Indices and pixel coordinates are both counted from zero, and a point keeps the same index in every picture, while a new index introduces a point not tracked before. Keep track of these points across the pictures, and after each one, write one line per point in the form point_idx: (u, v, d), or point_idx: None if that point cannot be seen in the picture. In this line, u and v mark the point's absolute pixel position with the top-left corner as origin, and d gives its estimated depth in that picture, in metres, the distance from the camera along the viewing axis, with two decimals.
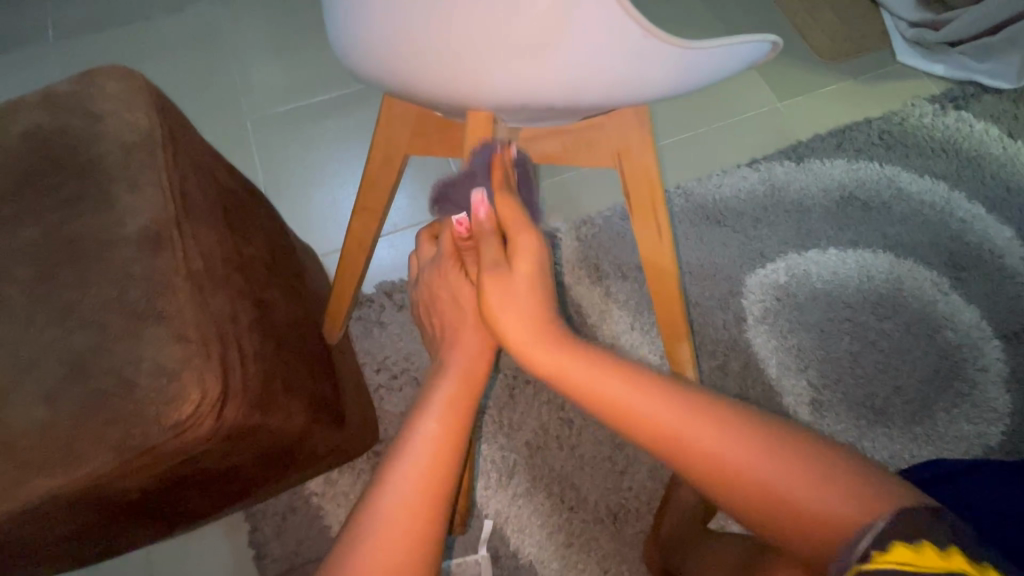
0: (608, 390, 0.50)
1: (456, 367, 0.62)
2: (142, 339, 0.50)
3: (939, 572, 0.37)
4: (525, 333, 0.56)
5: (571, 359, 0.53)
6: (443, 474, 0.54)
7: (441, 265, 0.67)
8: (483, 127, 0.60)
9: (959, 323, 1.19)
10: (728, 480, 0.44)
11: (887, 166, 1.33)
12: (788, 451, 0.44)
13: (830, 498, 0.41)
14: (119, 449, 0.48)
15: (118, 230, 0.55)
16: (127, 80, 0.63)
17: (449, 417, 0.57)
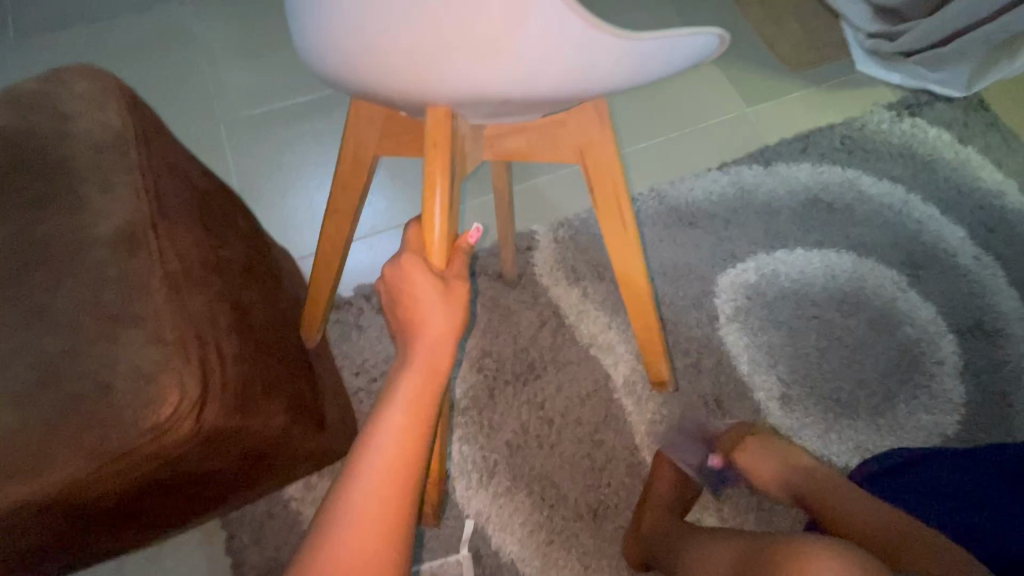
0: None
1: (420, 358, 0.57)
2: (118, 342, 0.50)
3: None
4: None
5: (848, 506, 0.81)
6: (410, 470, 0.52)
7: (403, 257, 0.60)
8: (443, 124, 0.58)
9: (918, 319, 1.25)
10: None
11: (849, 170, 1.39)
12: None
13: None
14: (94, 453, 0.47)
15: (90, 231, 0.54)
16: (99, 80, 0.62)
17: (416, 408, 0.55)
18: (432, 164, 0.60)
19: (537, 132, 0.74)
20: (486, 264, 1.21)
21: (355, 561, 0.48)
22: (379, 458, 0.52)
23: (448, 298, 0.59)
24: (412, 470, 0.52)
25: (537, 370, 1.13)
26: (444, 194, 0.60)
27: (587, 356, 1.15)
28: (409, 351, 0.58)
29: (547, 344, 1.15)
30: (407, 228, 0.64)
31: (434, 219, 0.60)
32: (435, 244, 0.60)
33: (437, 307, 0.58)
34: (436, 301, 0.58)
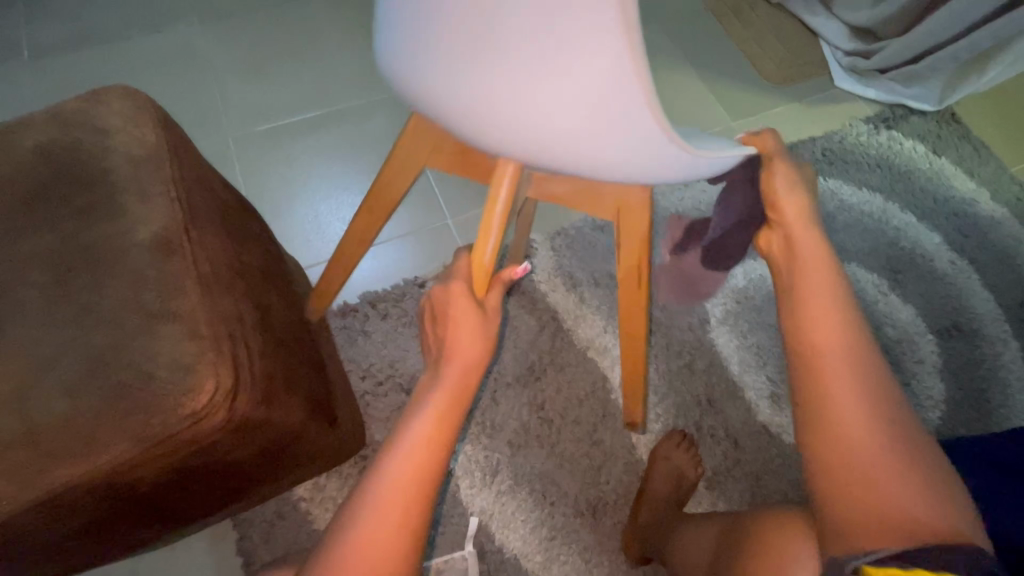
0: (816, 325, 0.56)
1: (451, 376, 0.63)
2: (158, 336, 0.54)
3: None
4: (808, 266, 0.60)
5: (821, 320, 0.56)
6: (425, 480, 0.57)
7: (451, 285, 0.66)
8: (506, 182, 0.61)
9: (898, 320, 1.31)
10: (838, 428, 0.51)
11: (830, 179, 1.46)
12: (889, 445, 0.49)
13: (885, 479, 0.48)
14: (137, 438, 0.51)
15: (130, 237, 0.59)
16: (133, 99, 0.67)
17: (439, 421, 0.60)
18: (490, 211, 0.64)
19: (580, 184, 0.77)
20: None
21: (372, 550, 0.54)
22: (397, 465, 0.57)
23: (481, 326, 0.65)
24: (428, 482, 0.57)
25: (537, 373, 1.18)
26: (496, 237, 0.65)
27: (584, 359, 1.20)
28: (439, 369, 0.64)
29: (547, 348, 1.20)
30: (456, 257, 0.70)
31: (489, 243, 0.65)
32: (485, 264, 0.66)
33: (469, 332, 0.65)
34: (468, 326, 0.65)
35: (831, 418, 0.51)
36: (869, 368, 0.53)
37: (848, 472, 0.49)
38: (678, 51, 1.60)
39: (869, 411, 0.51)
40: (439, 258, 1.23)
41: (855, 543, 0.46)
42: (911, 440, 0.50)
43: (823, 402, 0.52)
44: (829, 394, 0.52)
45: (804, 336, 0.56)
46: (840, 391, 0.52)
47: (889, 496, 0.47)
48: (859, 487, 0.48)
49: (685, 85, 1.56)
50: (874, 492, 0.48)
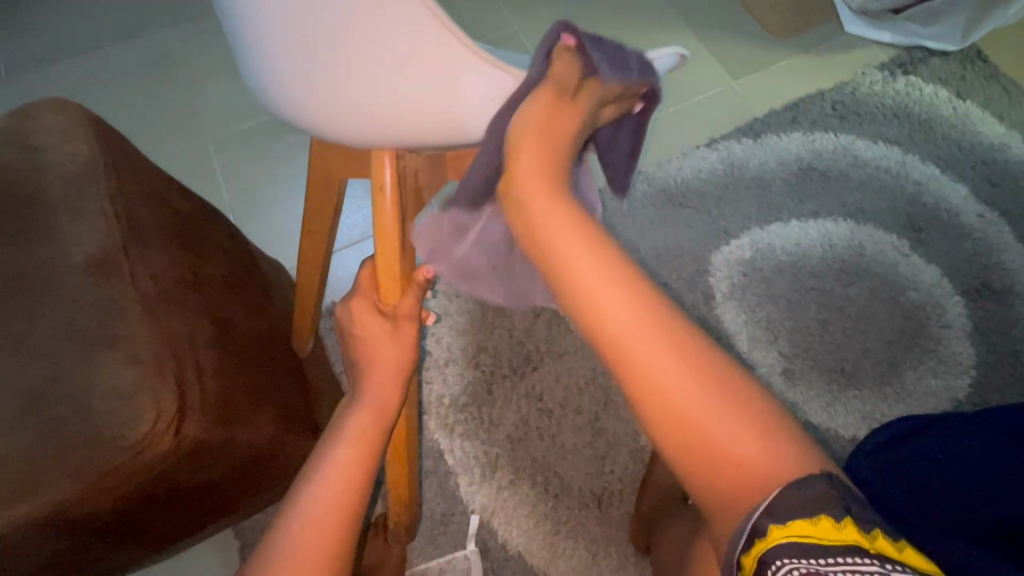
0: (598, 290, 0.38)
1: (370, 397, 0.57)
2: (95, 364, 0.51)
3: (836, 543, 0.35)
4: (528, 171, 0.42)
5: (592, 276, 0.38)
6: (347, 511, 0.50)
7: (354, 302, 0.62)
8: (388, 172, 0.54)
9: (922, 283, 1.22)
10: (703, 446, 0.36)
11: (842, 135, 1.36)
12: (727, 389, 0.37)
13: (734, 442, 0.36)
14: (79, 473, 0.49)
15: (64, 260, 0.56)
16: (66, 111, 0.64)
17: (360, 443, 0.54)
18: (381, 211, 0.57)
19: None
20: None
21: None
22: (315, 496, 0.49)
23: (396, 335, 0.60)
24: (350, 519, 0.50)
25: (534, 363, 1.13)
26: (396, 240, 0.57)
27: (584, 344, 1.15)
28: (360, 385, 0.58)
29: (543, 336, 1.15)
30: (360, 267, 0.64)
31: (390, 269, 0.59)
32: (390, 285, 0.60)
33: (388, 337, 0.60)
34: (385, 338, 0.60)
35: (660, 403, 0.37)
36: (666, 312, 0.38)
37: (705, 463, 0.36)
38: (671, 10, 1.50)
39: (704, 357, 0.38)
40: None
41: (727, 540, 0.37)
42: (738, 386, 0.37)
43: (644, 397, 0.37)
44: (640, 372, 0.37)
45: (583, 305, 0.38)
46: (657, 365, 0.37)
47: (755, 464, 0.36)
48: (721, 483, 0.36)
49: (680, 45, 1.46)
50: (734, 465, 0.36)
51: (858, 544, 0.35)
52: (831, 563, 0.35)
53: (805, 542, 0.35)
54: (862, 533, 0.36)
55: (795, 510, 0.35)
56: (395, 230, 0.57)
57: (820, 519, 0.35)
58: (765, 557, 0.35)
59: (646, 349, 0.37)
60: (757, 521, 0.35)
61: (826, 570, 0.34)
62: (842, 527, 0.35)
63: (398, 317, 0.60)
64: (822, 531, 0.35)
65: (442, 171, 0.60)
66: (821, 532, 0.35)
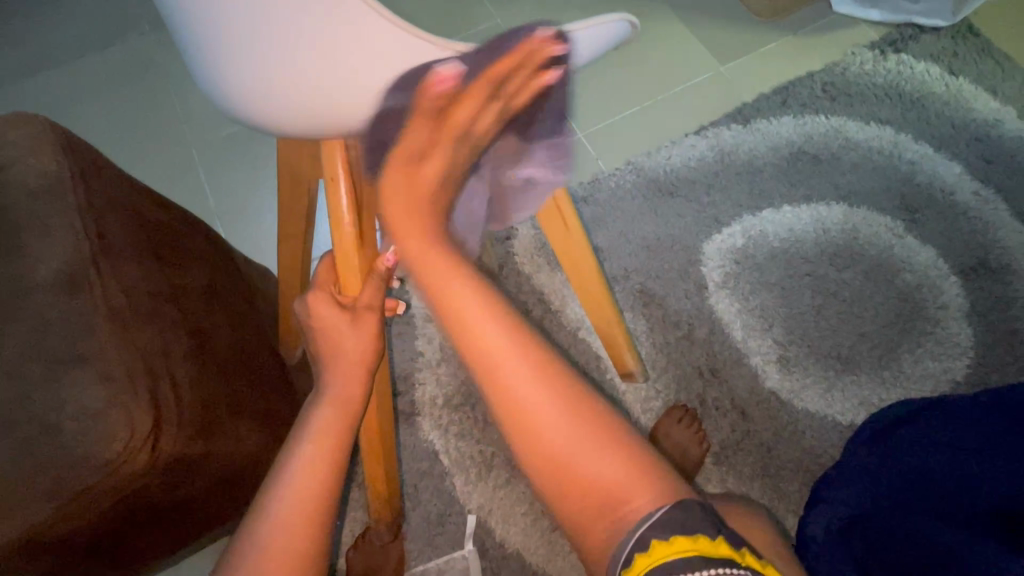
0: (481, 335, 0.45)
1: (335, 392, 0.56)
2: (67, 383, 0.51)
3: (715, 557, 0.41)
4: (420, 228, 0.46)
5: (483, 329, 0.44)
6: (316, 513, 0.49)
7: (311, 297, 0.60)
8: (338, 155, 0.56)
9: (917, 265, 1.20)
10: (572, 483, 0.44)
11: (833, 117, 1.34)
12: (593, 425, 0.45)
13: (591, 470, 0.44)
14: (53, 494, 0.48)
15: (32, 277, 0.55)
16: (32, 126, 0.63)
17: (327, 440, 0.52)
18: (334, 197, 0.59)
19: None
20: None
21: None
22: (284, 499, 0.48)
23: (356, 325, 0.59)
24: (321, 519, 0.49)
25: None
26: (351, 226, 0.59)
27: (576, 339, 1.14)
28: (325, 381, 0.57)
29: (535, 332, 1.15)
30: (320, 261, 0.64)
31: (347, 257, 0.60)
32: (348, 275, 0.61)
33: (350, 328, 0.59)
34: (346, 331, 0.59)
35: (537, 439, 0.45)
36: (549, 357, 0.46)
37: (574, 492, 0.44)
38: None
39: (569, 396, 0.45)
40: None
41: (612, 555, 0.43)
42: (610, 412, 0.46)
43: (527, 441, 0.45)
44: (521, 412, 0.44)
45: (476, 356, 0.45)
46: (535, 408, 0.44)
47: (621, 490, 0.44)
48: (591, 502, 0.44)
49: (665, 33, 1.44)
50: (596, 493, 0.44)
51: (732, 559, 0.42)
52: (716, 575, 0.41)
53: (688, 556, 0.41)
54: (733, 549, 0.43)
55: (666, 525, 0.42)
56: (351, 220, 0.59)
57: (699, 536, 0.42)
58: (655, 572, 0.41)
59: (522, 395, 0.44)
60: (643, 533, 0.42)
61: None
62: (715, 544, 0.42)
63: (359, 308, 0.60)
64: (700, 547, 0.42)
65: None
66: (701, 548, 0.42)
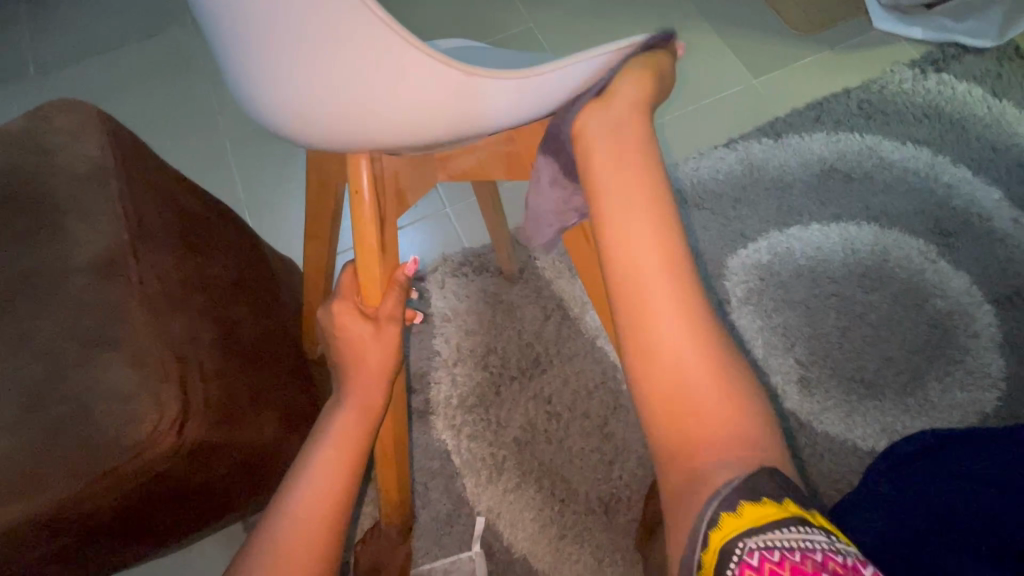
0: (627, 224, 0.42)
1: (353, 400, 0.56)
2: (99, 365, 0.52)
3: (783, 522, 0.36)
4: (626, 125, 0.46)
5: (634, 225, 0.42)
6: (331, 520, 0.49)
7: (333, 306, 0.60)
8: (363, 170, 0.54)
9: (949, 290, 1.17)
10: (673, 404, 0.39)
11: (868, 135, 1.31)
12: (719, 358, 0.40)
13: (706, 401, 0.39)
14: (80, 473, 0.49)
15: (72, 259, 0.57)
16: (79, 113, 0.65)
17: (344, 449, 0.53)
18: (358, 212, 0.56)
19: (481, 150, 0.62)
20: (488, 261, 1.20)
21: None
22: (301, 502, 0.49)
23: (377, 338, 0.58)
24: (336, 522, 0.50)
25: (543, 365, 1.13)
26: (376, 237, 0.57)
27: (594, 348, 1.14)
28: (345, 390, 0.57)
29: (552, 338, 1.15)
30: (342, 271, 0.63)
31: (370, 268, 0.58)
32: (371, 290, 0.59)
33: (371, 336, 0.58)
34: (366, 342, 0.58)
35: (655, 350, 0.40)
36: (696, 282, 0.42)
37: (683, 419, 0.39)
38: (690, 6, 1.47)
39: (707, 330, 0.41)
40: (439, 250, 1.22)
41: (695, 511, 0.38)
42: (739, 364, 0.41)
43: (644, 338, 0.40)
44: (645, 306, 0.40)
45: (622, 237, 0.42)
46: (663, 311, 0.40)
47: (720, 433, 0.39)
48: (693, 435, 0.39)
49: (699, 43, 1.43)
50: (694, 431, 0.39)
51: (804, 518, 0.36)
52: (782, 538, 0.35)
53: (758, 523, 0.36)
54: (804, 509, 0.37)
55: (755, 491, 0.37)
56: (375, 232, 0.57)
57: (765, 501, 0.36)
58: (725, 547, 0.36)
59: (654, 295, 0.40)
60: (728, 495, 0.37)
61: (778, 545, 0.35)
62: (783, 506, 0.37)
63: (382, 318, 0.58)
64: (768, 512, 0.36)
65: (433, 171, 0.64)
66: (766, 513, 0.36)
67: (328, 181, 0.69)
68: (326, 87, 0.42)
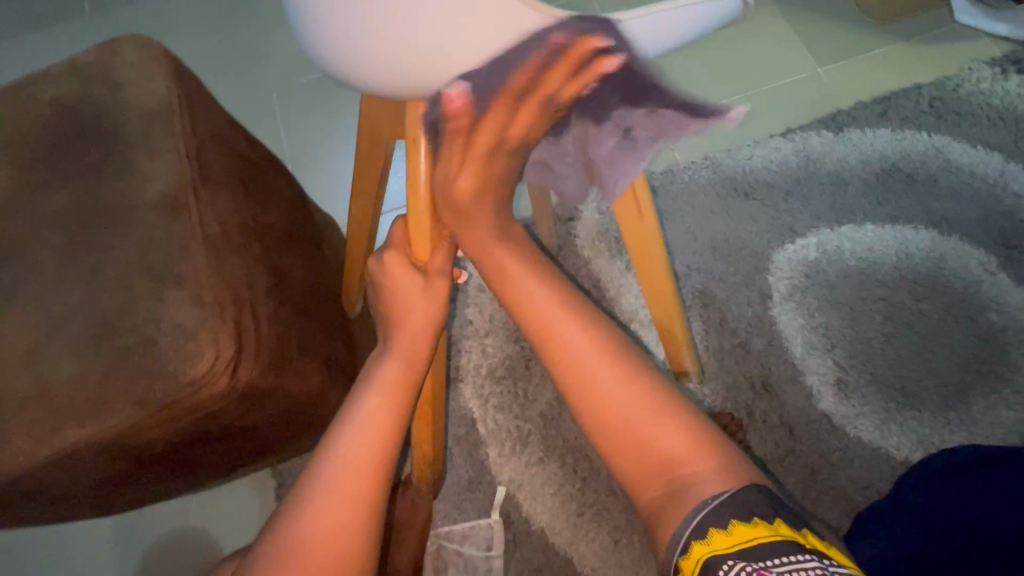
0: (534, 294, 0.50)
1: (400, 348, 0.56)
2: (161, 301, 0.53)
3: (772, 541, 0.39)
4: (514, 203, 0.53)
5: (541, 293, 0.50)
6: (379, 460, 0.48)
7: (385, 255, 0.59)
8: (420, 118, 0.51)
9: (1006, 305, 1.12)
10: (620, 447, 0.45)
11: (936, 136, 1.24)
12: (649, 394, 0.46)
13: (653, 435, 0.44)
14: (140, 403, 0.51)
15: (139, 195, 0.57)
16: (147, 49, 0.65)
17: (391, 392, 0.52)
18: (412, 162, 0.53)
19: None
20: (527, 235, 1.18)
21: (328, 536, 0.44)
22: (349, 442, 0.49)
23: (428, 290, 0.57)
24: (383, 463, 0.49)
25: None
26: (428, 190, 0.53)
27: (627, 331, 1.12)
28: (390, 338, 0.57)
29: None
30: (393, 223, 0.61)
31: (420, 225, 0.55)
32: (422, 245, 0.56)
33: (423, 284, 0.57)
34: (416, 292, 0.57)
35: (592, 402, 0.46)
36: (606, 333, 0.48)
37: (632, 457, 0.44)
38: None
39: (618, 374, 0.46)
40: None
41: (678, 523, 0.41)
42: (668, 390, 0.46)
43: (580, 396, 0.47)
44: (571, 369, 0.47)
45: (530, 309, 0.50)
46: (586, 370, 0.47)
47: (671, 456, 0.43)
48: (641, 470, 0.44)
49: (765, 25, 1.36)
50: (647, 462, 0.44)
51: (796, 541, 0.39)
52: (783, 565, 0.37)
53: (752, 547, 0.39)
54: (795, 531, 0.40)
55: (749, 507, 0.40)
56: (428, 184, 0.53)
57: (756, 522, 0.40)
58: (710, 562, 0.39)
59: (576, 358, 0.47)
60: (702, 517, 0.41)
61: (775, 570, 0.37)
62: (775, 527, 0.39)
63: (432, 273, 0.57)
64: (760, 533, 0.39)
65: None
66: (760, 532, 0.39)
67: (385, 140, 0.68)
68: (387, 16, 0.39)
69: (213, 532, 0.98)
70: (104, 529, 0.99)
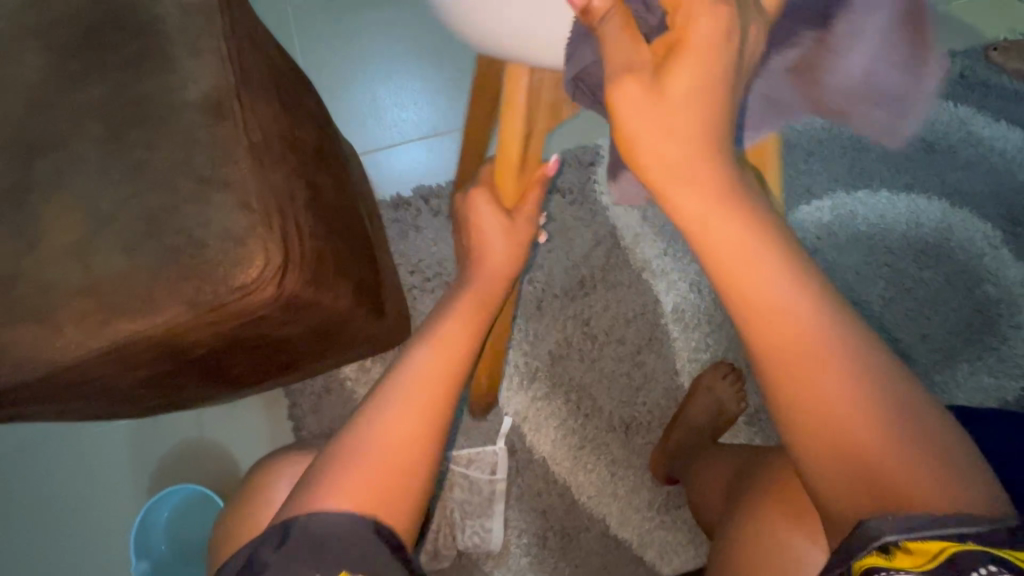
0: (732, 246, 0.42)
1: (474, 285, 0.62)
2: (210, 204, 0.53)
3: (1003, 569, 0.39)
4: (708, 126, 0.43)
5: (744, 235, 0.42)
6: (451, 376, 0.54)
7: (474, 191, 0.63)
8: (520, 88, 0.52)
9: (1004, 279, 1.15)
10: (830, 429, 0.41)
11: (962, 106, 1.24)
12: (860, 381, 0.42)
13: (860, 428, 0.41)
14: (192, 302, 0.52)
15: (181, 94, 0.56)
16: None
17: (466, 321, 0.58)
18: (509, 126, 0.54)
19: None
20: None
21: (401, 432, 0.50)
22: (427, 356, 0.54)
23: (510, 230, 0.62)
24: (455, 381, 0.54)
25: (587, 288, 1.13)
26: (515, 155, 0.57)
27: (639, 280, 1.14)
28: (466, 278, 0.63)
29: (600, 264, 1.14)
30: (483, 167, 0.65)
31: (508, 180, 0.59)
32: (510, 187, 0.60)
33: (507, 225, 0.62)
34: (501, 231, 0.62)
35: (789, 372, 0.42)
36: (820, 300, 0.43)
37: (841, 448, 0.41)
38: None
39: (836, 356, 0.42)
40: None
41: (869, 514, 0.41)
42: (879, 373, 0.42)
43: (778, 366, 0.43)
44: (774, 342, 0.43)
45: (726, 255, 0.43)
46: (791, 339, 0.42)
47: (890, 460, 0.41)
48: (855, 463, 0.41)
49: None
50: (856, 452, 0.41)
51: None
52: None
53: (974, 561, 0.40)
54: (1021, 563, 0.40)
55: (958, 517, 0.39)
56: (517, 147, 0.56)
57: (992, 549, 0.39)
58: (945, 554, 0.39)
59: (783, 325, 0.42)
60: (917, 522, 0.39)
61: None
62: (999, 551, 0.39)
63: (518, 215, 0.63)
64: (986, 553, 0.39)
65: None
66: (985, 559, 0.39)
67: None
68: None
69: (228, 444, 1.02)
70: (121, 434, 1.01)
